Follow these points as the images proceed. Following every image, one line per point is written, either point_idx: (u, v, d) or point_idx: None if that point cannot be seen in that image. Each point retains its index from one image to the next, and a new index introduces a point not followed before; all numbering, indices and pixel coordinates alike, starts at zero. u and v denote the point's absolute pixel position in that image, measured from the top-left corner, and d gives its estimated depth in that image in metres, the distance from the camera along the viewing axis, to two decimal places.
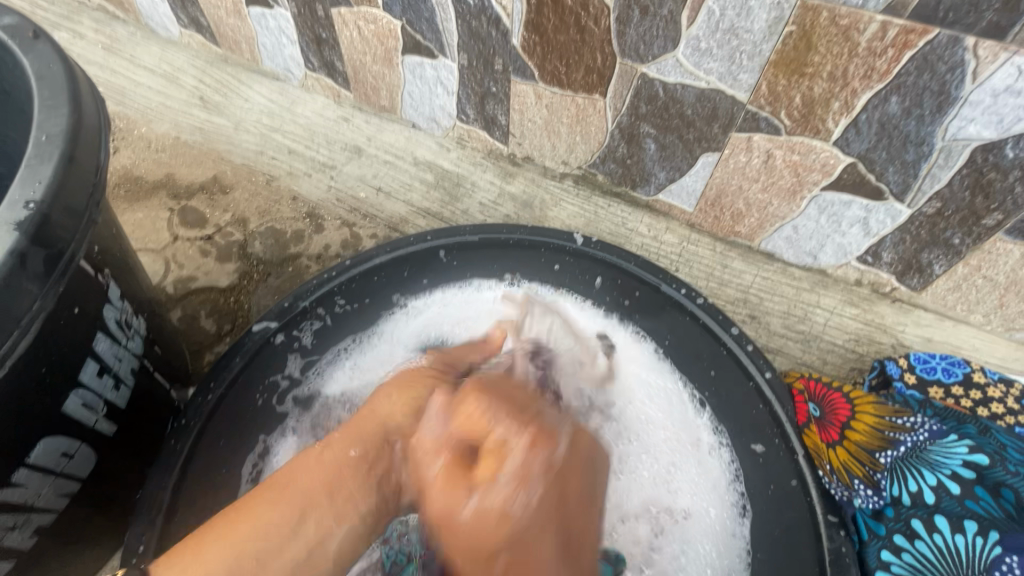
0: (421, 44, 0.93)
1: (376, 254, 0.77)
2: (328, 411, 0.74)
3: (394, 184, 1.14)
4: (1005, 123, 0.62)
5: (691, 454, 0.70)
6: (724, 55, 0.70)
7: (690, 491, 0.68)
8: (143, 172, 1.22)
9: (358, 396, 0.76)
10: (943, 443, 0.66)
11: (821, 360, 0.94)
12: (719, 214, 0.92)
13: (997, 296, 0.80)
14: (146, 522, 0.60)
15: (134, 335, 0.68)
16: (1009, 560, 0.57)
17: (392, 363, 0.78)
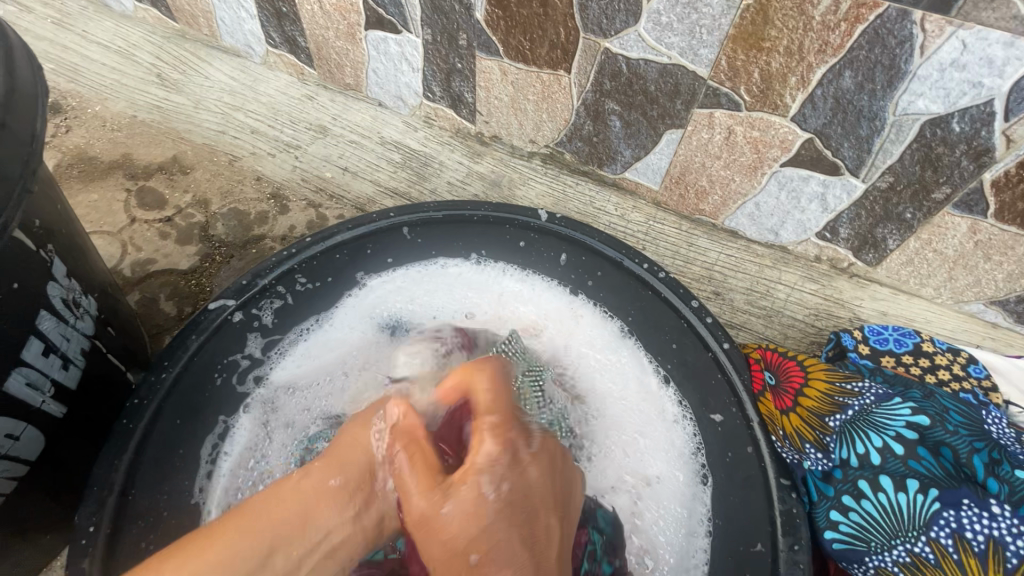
0: (384, 19, 0.92)
1: (338, 231, 0.76)
2: (282, 396, 0.72)
3: (361, 164, 1.10)
4: (952, 97, 0.64)
5: (656, 423, 0.71)
6: (685, 30, 0.71)
7: (658, 461, 0.68)
8: (98, 152, 1.15)
9: (308, 378, 0.74)
10: (888, 406, 0.63)
11: (783, 335, 0.92)
12: (684, 193, 0.94)
13: (946, 269, 0.83)
14: (96, 504, 0.58)
15: (84, 315, 0.66)
16: (947, 515, 0.55)
17: (346, 346, 0.77)
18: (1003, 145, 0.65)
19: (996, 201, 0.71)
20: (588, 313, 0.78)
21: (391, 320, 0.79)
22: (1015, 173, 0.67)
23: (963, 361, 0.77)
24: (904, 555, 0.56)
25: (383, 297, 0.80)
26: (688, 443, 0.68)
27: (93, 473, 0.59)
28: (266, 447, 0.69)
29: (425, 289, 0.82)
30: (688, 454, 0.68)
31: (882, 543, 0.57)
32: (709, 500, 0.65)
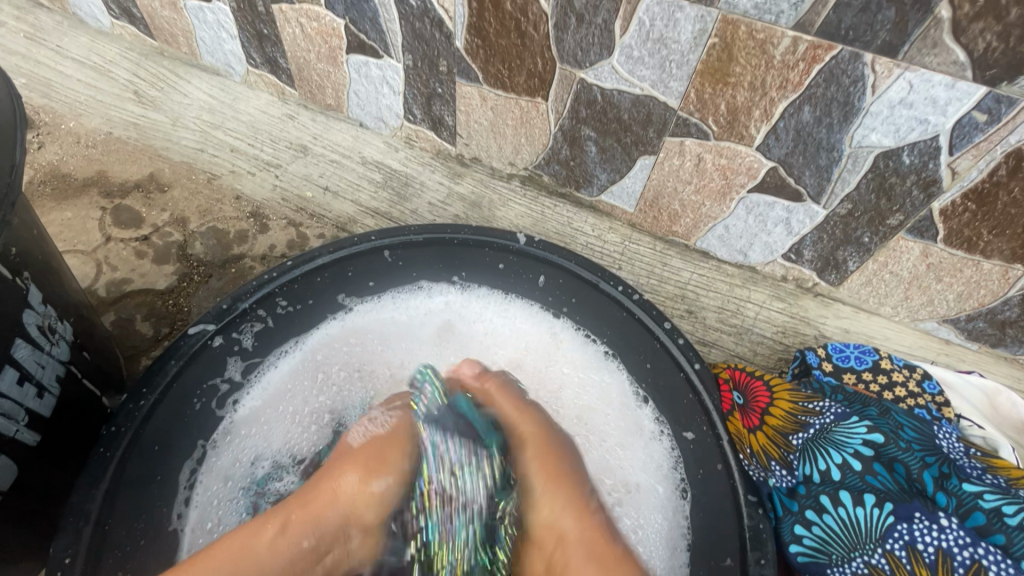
0: (366, 44, 0.94)
1: (318, 254, 0.75)
2: (252, 425, 0.74)
3: (342, 184, 1.11)
4: (902, 132, 0.68)
5: (639, 442, 0.75)
6: (656, 64, 0.74)
7: (641, 476, 0.73)
8: (73, 169, 1.13)
9: (272, 412, 0.76)
10: (847, 424, 0.66)
11: (753, 352, 0.97)
12: (657, 215, 0.97)
13: (902, 289, 0.88)
14: (73, 535, 0.57)
15: (59, 341, 0.65)
16: (900, 528, 0.58)
17: (311, 377, 0.79)
18: (949, 176, 0.70)
19: (945, 227, 0.76)
20: (568, 337, 0.83)
21: (359, 349, 0.82)
22: (961, 202, 0.72)
23: (918, 377, 0.82)
24: (862, 567, 0.59)
25: (352, 328, 0.83)
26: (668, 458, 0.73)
27: (69, 502, 0.57)
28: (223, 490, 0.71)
29: (389, 325, 0.84)
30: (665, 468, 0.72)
31: (841, 555, 0.60)
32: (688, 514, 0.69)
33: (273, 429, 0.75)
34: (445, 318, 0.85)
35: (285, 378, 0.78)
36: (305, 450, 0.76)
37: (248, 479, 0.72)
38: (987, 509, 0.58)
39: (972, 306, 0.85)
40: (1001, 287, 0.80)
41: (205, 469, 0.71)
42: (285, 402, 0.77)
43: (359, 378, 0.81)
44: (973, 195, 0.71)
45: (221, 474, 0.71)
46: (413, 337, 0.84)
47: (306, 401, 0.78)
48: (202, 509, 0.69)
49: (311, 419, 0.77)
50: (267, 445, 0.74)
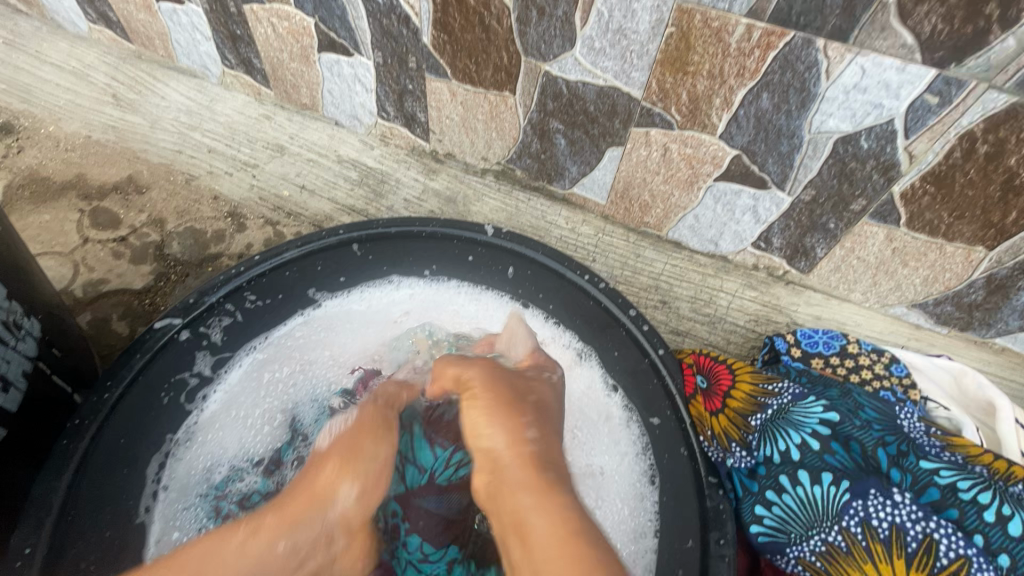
0: (336, 42, 0.95)
1: (287, 249, 0.77)
2: (209, 427, 0.73)
3: (319, 182, 1.11)
4: (858, 117, 0.69)
5: (603, 427, 0.73)
6: (617, 54, 0.75)
7: (604, 461, 0.72)
8: (51, 173, 1.14)
9: (226, 420, 0.74)
10: (805, 404, 0.67)
11: (726, 340, 0.96)
12: (629, 207, 0.98)
13: (870, 275, 0.89)
14: (35, 526, 0.58)
15: (26, 336, 0.66)
16: (856, 505, 0.59)
17: (260, 382, 0.77)
18: (906, 160, 0.71)
19: (907, 211, 0.77)
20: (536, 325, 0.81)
21: (313, 349, 0.80)
22: (920, 186, 0.73)
23: (886, 361, 0.82)
24: (820, 544, 0.59)
25: (315, 325, 0.81)
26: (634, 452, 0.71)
27: (31, 494, 0.59)
28: (182, 506, 0.68)
29: (351, 320, 0.83)
30: (634, 460, 0.70)
31: (800, 533, 0.61)
32: (657, 500, 0.67)
33: (229, 429, 0.73)
34: (408, 310, 0.84)
35: (245, 378, 0.76)
36: (262, 451, 0.73)
37: (205, 485, 0.70)
38: (942, 485, 0.59)
39: (939, 289, 0.86)
40: (965, 270, 0.81)
41: (166, 475, 0.69)
42: (237, 407, 0.75)
43: (305, 373, 0.79)
44: (931, 178, 0.71)
45: (175, 483, 0.69)
46: (372, 332, 0.82)
47: (259, 399, 0.76)
48: (167, 514, 0.67)
49: (268, 415, 0.75)
50: (224, 446, 0.72)
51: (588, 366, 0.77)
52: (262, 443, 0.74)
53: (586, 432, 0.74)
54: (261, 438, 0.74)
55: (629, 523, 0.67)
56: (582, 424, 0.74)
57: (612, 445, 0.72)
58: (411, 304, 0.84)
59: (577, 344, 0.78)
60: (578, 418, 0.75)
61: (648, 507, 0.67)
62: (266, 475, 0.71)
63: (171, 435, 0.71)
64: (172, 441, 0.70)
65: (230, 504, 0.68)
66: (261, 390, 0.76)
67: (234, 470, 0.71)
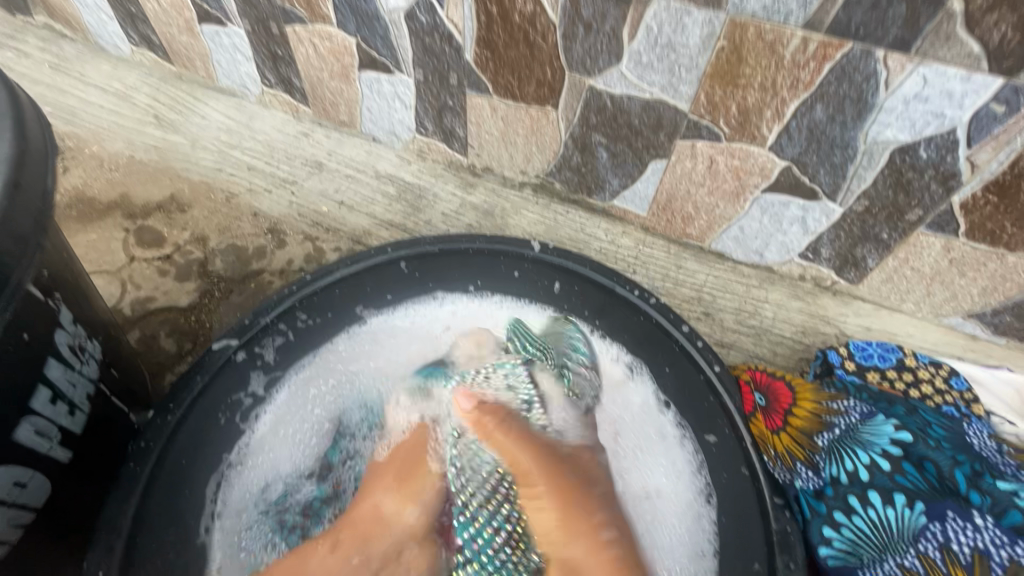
0: (376, 60, 0.96)
1: (337, 267, 0.78)
2: (260, 446, 0.73)
3: (357, 198, 1.12)
4: (917, 127, 0.67)
5: (659, 446, 0.72)
6: (665, 68, 0.74)
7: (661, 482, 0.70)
8: (96, 192, 1.16)
9: (279, 438, 0.74)
10: (872, 423, 0.66)
11: (772, 352, 0.97)
12: (670, 218, 0.97)
13: (924, 285, 0.87)
14: (106, 550, 0.59)
15: (89, 359, 0.67)
16: (933, 529, 0.57)
17: (307, 398, 0.77)
18: (968, 169, 0.69)
19: (966, 221, 0.75)
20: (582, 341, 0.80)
21: (358, 363, 0.81)
22: (981, 195, 0.71)
23: (945, 374, 0.80)
24: (895, 569, 0.58)
25: (361, 341, 0.81)
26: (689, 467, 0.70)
27: (101, 518, 0.60)
28: (242, 523, 0.69)
29: (397, 337, 0.83)
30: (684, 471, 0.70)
31: (872, 557, 0.59)
32: (716, 519, 0.66)
33: (281, 445, 0.74)
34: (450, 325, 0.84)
35: (294, 396, 0.77)
36: (312, 463, 0.74)
37: (263, 500, 0.71)
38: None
39: (998, 300, 0.83)
40: None
41: (225, 498, 0.69)
42: (285, 424, 0.75)
43: (351, 386, 0.79)
44: (994, 187, 0.70)
45: (234, 505, 0.69)
46: (415, 347, 0.83)
47: (308, 412, 0.77)
48: (226, 532, 0.68)
49: (319, 426, 0.77)
50: (278, 463, 0.73)
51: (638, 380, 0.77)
52: (309, 456, 0.75)
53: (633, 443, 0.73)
54: (310, 449, 0.75)
55: (684, 533, 0.67)
56: (630, 434, 0.74)
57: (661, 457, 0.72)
58: (453, 320, 0.84)
59: (626, 359, 0.78)
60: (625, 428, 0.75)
61: (705, 522, 0.67)
62: (322, 481, 0.73)
63: (228, 457, 0.71)
64: (228, 464, 0.71)
65: (293, 515, 0.70)
66: (310, 404, 0.77)
67: (289, 484, 0.72)
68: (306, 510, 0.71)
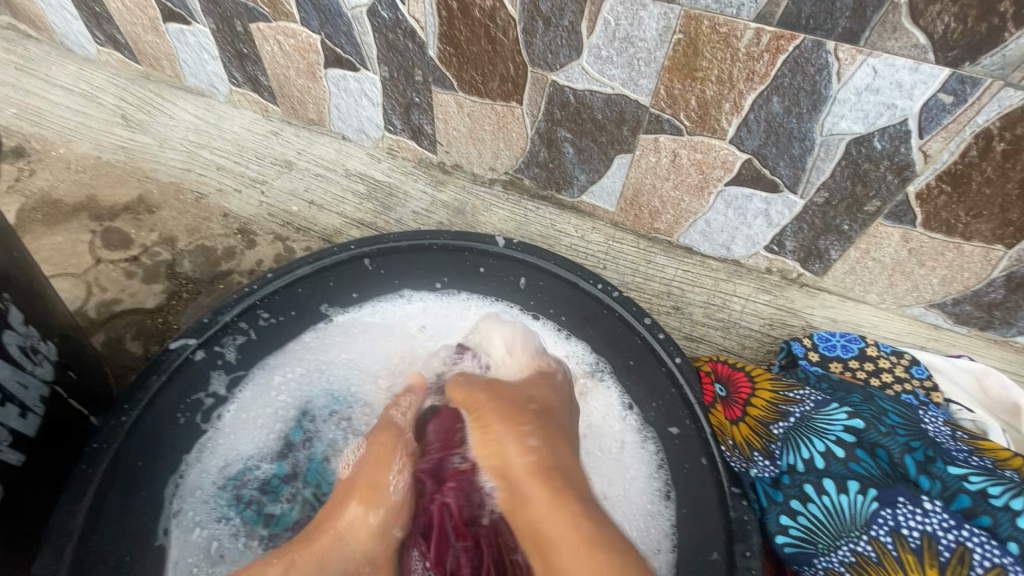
0: (342, 58, 0.95)
1: (298, 265, 0.77)
2: (222, 432, 0.73)
3: (327, 197, 1.11)
4: (870, 118, 0.68)
5: (619, 450, 0.72)
6: (624, 62, 0.75)
7: (622, 479, 0.70)
8: (62, 195, 1.14)
9: (241, 425, 0.74)
10: (828, 411, 0.66)
11: (740, 346, 0.94)
12: (638, 213, 0.98)
13: (886, 276, 0.88)
14: (55, 551, 0.57)
15: (43, 360, 0.66)
16: (884, 514, 0.57)
17: (273, 387, 0.77)
18: (921, 159, 0.70)
19: (922, 211, 0.76)
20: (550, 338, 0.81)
21: (329, 356, 0.81)
22: (936, 185, 0.72)
23: (906, 363, 0.81)
24: (848, 555, 0.58)
25: (328, 338, 0.81)
26: (648, 463, 0.70)
27: (52, 520, 0.58)
28: (195, 503, 0.69)
29: (367, 331, 0.83)
30: (639, 463, 0.71)
31: (827, 544, 0.59)
32: (676, 514, 0.66)
33: (245, 429, 0.74)
34: (420, 323, 0.84)
35: (269, 388, 0.77)
36: (274, 446, 0.74)
37: (222, 477, 0.71)
38: (972, 491, 0.58)
39: (957, 289, 0.84)
40: (984, 269, 0.80)
41: (184, 481, 0.70)
42: (248, 411, 0.75)
43: (322, 376, 0.79)
44: (947, 177, 0.70)
45: (188, 487, 0.70)
46: (389, 342, 0.83)
47: (272, 400, 0.77)
48: (180, 515, 0.68)
49: (281, 413, 0.76)
50: (240, 448, 0.73)
51: (601, 379, 0.78)
52: (272, 446, 0.74)
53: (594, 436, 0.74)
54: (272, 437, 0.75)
55: (638, 520, 0.68)
56: (596, 423, 0.75)
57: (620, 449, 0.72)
58: (423, 318, 0.84)
59: (590, 357, 0.79)
60: (588, 419, 0.76)
61: (662, 514, 0.67)
62: (282, 459, 0.73)
63: (189, 449, 0.71)
64: (191, 454, 0.71)
65: (251, 491, 0.71)
66: (279, 392, 0.77)
67: (247, 468, 0.72)
68: (263, 487, 0.72)
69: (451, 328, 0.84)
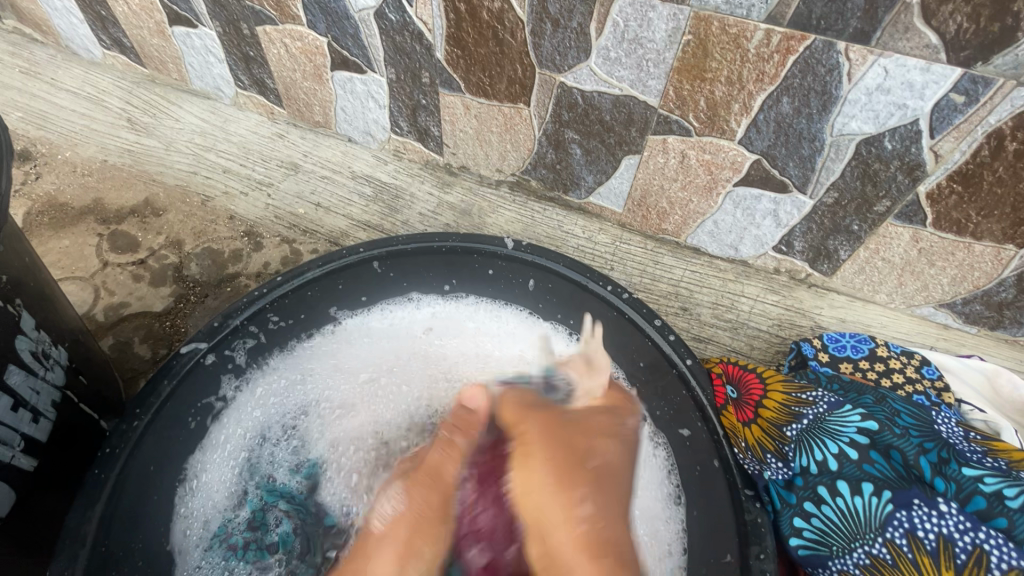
0: (349, 60, 0.95)
1: (309, 267, 0.77)
2: (201, 470, 0.70)
3: (333, 199, 1.11)
4: (881, 118, 0.68)
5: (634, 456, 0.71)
6: (633, 63, 0.75)
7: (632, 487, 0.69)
8: (69, 198, 1.14)
9: (211, 462, 0.71)
10: (841, 413, 0.66)
11: (750, 346, 0.95)
12: (646, 214, 0.98)
13: (896, 276, 0.88)
14: (69, 559, 0.57)
15: (54, 365, 0.66)
16: (899, 516, 0.58)
17: (240, 414, 0.74)
18: (932, 159, 0.70)
19: (933, 211, 0.76)
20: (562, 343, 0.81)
21: (301, 372, 0.78)
22: (946, 185, 0.72)
23: (917, 363, 0.81)
24: (862, 557, 0.58)
25: (313, 351, 0.80)
26: (662, 470, 0.69)
27: (65, 526, 0.58)
28: (190, 552, 0.66)
29: (372, 336, 0.83)
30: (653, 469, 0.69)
31: (842, 546, 0.60)
32: (686, 517, 0.66)
33: (220, 467, 0.71)
34: (428, 327, 0.84)
35: (237, 414, 0.74)
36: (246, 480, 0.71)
37: (205, 534, 0.67)
38: (987, 492, 0.57)
39: (968, 289, 0.84)
40: (995, 268, 0.79)
41: (171, 539, 0.66)
42: (218, 447, 0.72)
43: (298, 393, 0.77)
44: (958, 177, 0.70)
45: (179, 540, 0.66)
46: (388, 347, 0.82)
47: (236, 430, 0.73)
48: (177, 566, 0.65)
49: (248, 444, 0.73)
50: (217, 488, 0.70)
51: (616, 384, 0.77)
52: (243, 481, 0.71)
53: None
54: (248, 474, 0.71)
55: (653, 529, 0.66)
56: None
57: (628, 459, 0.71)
58: (432, 321, 0.84)
59: None
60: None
61: (672, 515, 0.67)
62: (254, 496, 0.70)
63: (178, 483, 0.68)
64: (179, 485, 0.68)
65: (240, 537, 0.67)
66: (245, 418, 0.74)
67: (226, 518, 0.68)
68: (249, 526, 0.68)
69: (449, 333, 0.84)
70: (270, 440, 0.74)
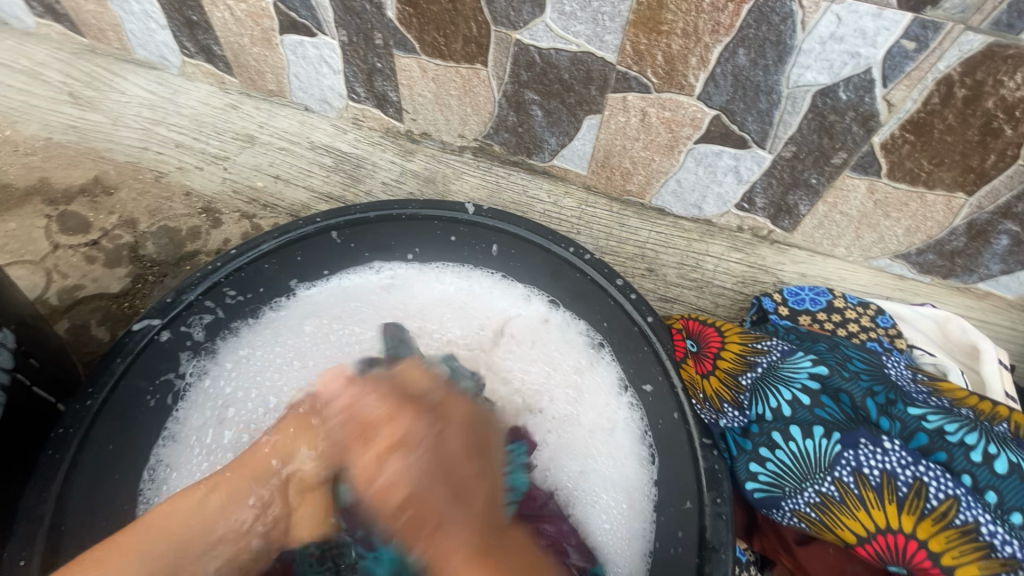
0: (298, 23, 0.91)
1: (263, 240, 0.75)
2: (173, 462, 0.70)
3: (293, 171, 1.08)
4: (835, 68, 0.68)
5: (611, 426, 0.72)
6: (588, 17, 0.73)
7: (610, 452, 0.71)
8: (12, 179, 1.09)
9: (183, 455, 0.71)
10: (793, 359, 0.67)
11: (714, 304, 0.97)
12: (610, 174, 0.97)
13: (854, 229, 0.89)
14: (27, 537, 0.57)
15: (0, 348, 0.64)
16: (847, 456, 0.60)
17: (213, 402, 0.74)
18: (885, 109, 0.70)
19: (887, 161, 0.76)
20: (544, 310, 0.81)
21: (268, 353, 0.78)
22: (899, 135, 0.72)
23: (872, 313, 0.83)
24: (814, 496, 0.60)
25: (277, 331, 0.79)
26: (636, 431, 0.71)
27: (22, 506, 0.57)
28: None
29: (342, 305, 0.82)
30: (632, 442, 0.71)
31: (794, 487, 0.62)
32: (654, 478, 0.68)
33: (201, 463, 0.71)
34: (397, 296, 0.83)
35: (205, 401, 0.74)
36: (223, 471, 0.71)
37: None
38: (930, 429, 0.60)
39: (921, 239, 0.86)
40: (946, 217, 0.81)
41: None
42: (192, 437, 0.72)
43: (270, 373, 0.77)
44: (910, 126, 0.71)
45: None
46: (358, 316, 0.81)
47: (199, 427, 0.72)
48: None
49: (212, 446, 0.72)
50: None
51: (601, 353, 0.76)
52: None
53: (577, 418, 0.74)
54: None
55: (622, 499, 0.68)
56: (587, 411, 0.74)
57: (610, 430, 0.72)
58: (399, 286, 0.84)
59: (586, 328, 0.78)
60: (577, 395, 0.75)
61: (647, 490, 0.68)
62: None
63: (140, 475, 0.68)
64: (145, 477, 0.69)
65: None
66: (209, 414, 0.73)
67: None
68: None
69: (424, 294, 0.84)
70: (230, 444, 0.72)
